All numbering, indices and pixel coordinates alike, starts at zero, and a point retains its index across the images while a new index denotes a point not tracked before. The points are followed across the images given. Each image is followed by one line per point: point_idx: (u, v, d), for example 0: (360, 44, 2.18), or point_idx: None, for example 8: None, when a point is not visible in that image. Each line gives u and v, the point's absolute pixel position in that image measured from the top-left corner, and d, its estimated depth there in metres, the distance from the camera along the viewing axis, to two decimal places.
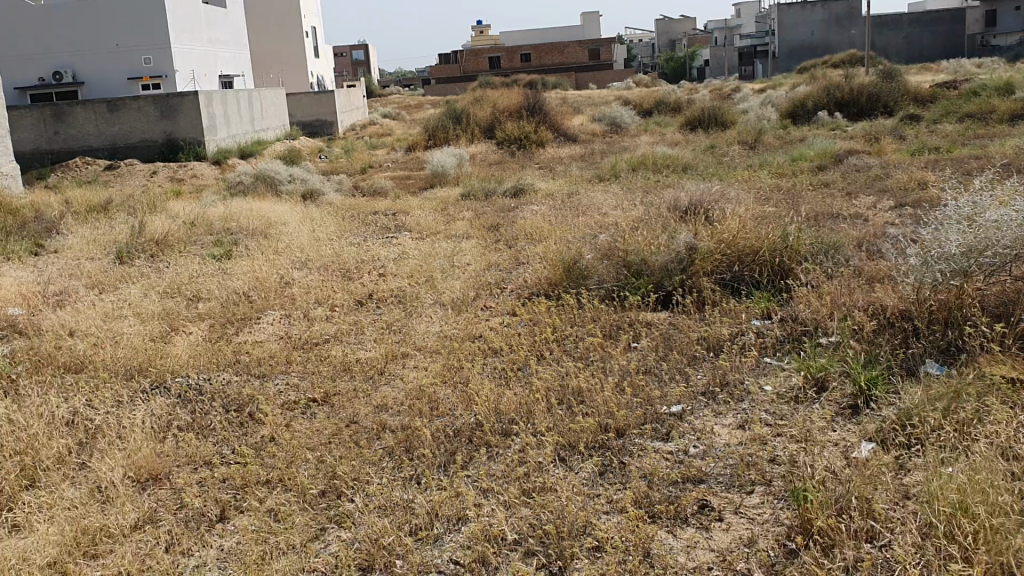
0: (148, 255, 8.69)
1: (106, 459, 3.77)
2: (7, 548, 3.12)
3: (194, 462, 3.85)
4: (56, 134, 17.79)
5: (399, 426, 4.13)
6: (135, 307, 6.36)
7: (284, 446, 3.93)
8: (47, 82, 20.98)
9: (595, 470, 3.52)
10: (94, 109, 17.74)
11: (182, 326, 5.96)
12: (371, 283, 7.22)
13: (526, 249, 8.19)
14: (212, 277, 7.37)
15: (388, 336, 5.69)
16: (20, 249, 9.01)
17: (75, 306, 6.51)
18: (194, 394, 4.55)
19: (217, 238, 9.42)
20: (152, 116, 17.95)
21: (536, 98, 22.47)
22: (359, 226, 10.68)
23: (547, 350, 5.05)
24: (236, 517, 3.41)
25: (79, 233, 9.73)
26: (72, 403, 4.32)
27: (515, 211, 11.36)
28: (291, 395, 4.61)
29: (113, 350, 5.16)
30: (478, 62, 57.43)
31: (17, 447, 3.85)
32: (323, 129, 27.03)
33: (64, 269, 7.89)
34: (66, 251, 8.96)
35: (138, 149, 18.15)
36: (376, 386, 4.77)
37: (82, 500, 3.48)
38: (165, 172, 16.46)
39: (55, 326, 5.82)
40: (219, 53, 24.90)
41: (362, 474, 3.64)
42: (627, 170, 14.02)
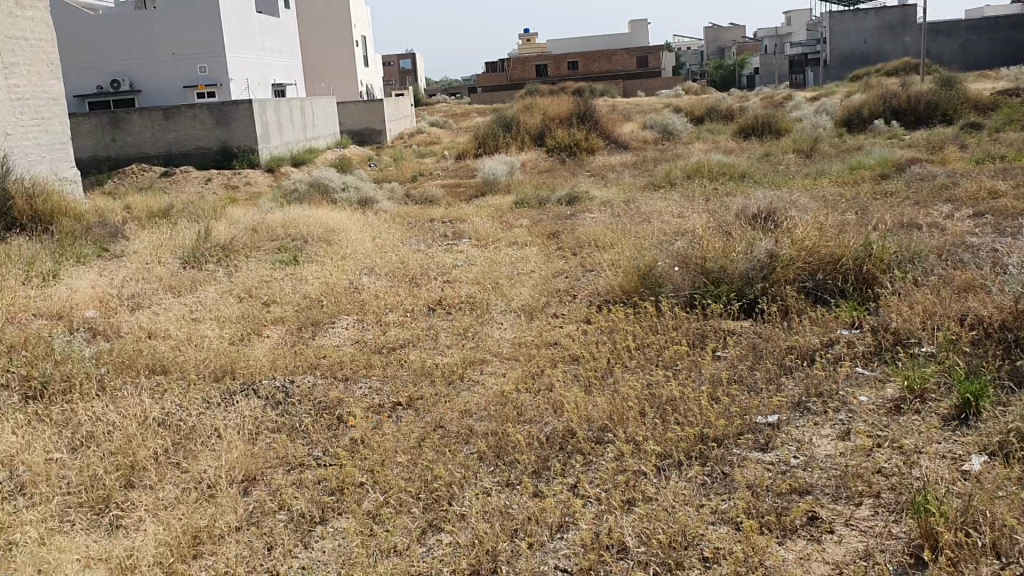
0: (216, 260, 8.76)
1: (203, 459, 3.77)
2: (114, 546, 3.10)
3: (287, 463, 3.84)
4: (114, 141, 18.22)
5: (488, 431, 4.08)
6: (212, 310, 6.40)
7: (376, 449, 3.90)
8: (105, 89, 21.42)
9: (698, 481, 3.45)
10: (151, 117, 18.05)
11: (259, 330, 5.99)
12: (439, 289, 7.19)
13: (594, 256, 8.13)
14: (282, 282, 7.38)
15: (464, 342, 5.65)
16: (89, 253, 9.10)
17: (150, 309, 6.55)
18: (283, 397, 4.56)
19: (281, 244, 9.47)
20: (208, 123, 18.12)
21: (588, 106, 22.42)
22: (419, 234, 10.67)
23: (630, 358, 4.97)
24: (337, 519, 3.39)
25: (145, 238, 9.83)
26: (165, 404, 4.34)
27: (573, 219, 11.29)
28: (376, 398, 4.60)
29: (195, 354, 5.16)
30: (526, 70, 57.49)
31: (114, 446, 3.86)
32: (374, 137, 27.21)
33: (135, 273, 7.96)
34: (134, 255, 9.05)
35: (194, 156, 18.34)
36: (459, 391, 4.72)
37: (183, 500, 3.47)
38: (220, 179, 16.67)
39: (135, 328, 5.86)
40: (272, 61, 25.18)
41: (459, 479, 3.61)
42: (683, 177, 13.93)
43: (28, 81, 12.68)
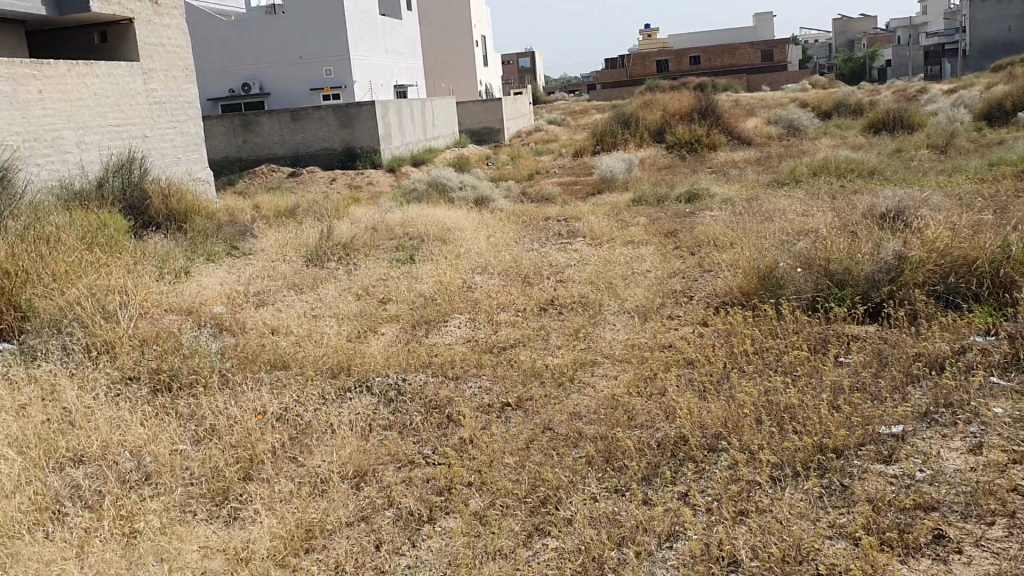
0: (337, 258, 8.97)
1: (317, 454, 3.85)
2: (231, 537, 3.20)
3: (398, 461, 3.88)
4: (245, 143, 18.96)
5: (597, 435, 4.03)
6: (332, 308, 6.55)
7: (485, 449, 3.91)
8: (237, 93, 22.35)
9: (815, 493, 3.31)
10: (279, 119, 18.69)
11: (375, 328, 6.10)
12: (552, 289, 7.17)
13: (712, 256, 7.95)
14: (398, 281, 7.50)
15: (576, 343, 5.61)
16: (218, 250, 9.46)
17: (273, 306, 6.75)
18: (395, 395, 4.63)
19: (399, 243, 9.64)
20: (333, 124, 18.61)
21: (709, 102, 21.99)
22: (535, 233, 10.68)
23: (748, 363, 4.83)
24: (445, 518, 3.40)
25: (271, 237, 10.17)
26: (283, 399, 4.46)
27: (691, 217, 11.08)
28: (486, 398, 4.61)
29: (313, 350, 5.29)
30: (646, 66, 56.87)
31: (235, 439, 3.99)
32: (492, 136, 27.43)
33: (261, 270, 8.24)
34: (261, 253, 9.36)
35: (319, 157, 18.88)
36: (570, 393, 4.68)
37: (298, 494, 3.55)
38: (344, 179, 17.12)
39: (258, 324, 6.04)
40: (394, 63, 25.71)
41: (567, 483, 3.58)
42: (808, 174, 13.49)
43: (166, 86, 13.32)
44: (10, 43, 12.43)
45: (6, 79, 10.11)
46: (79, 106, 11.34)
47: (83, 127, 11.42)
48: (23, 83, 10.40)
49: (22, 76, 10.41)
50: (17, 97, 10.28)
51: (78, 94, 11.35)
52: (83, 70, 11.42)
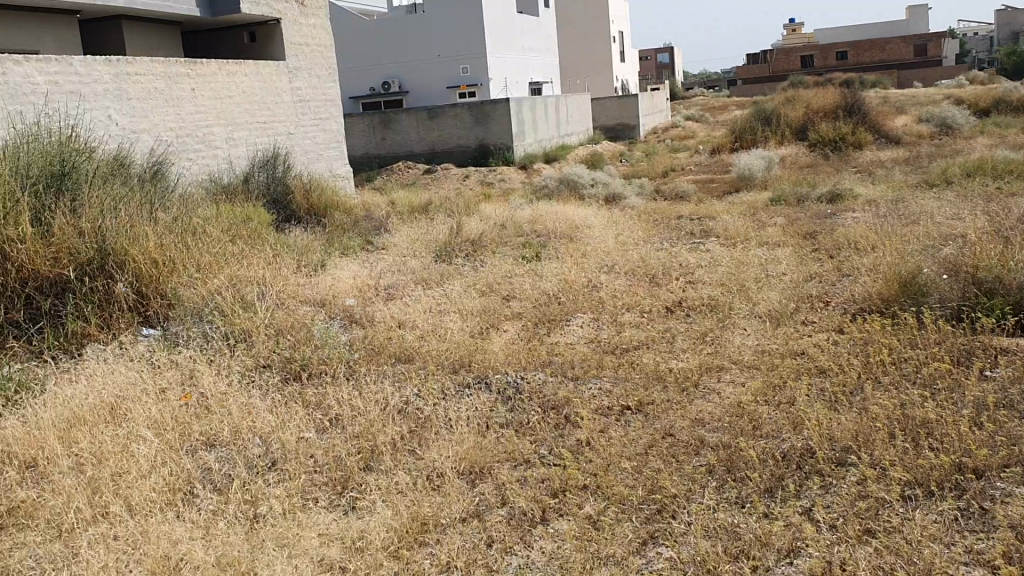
0: (466, 254, 9.05)
1: (435, 449, 3.89)
2: (348, 526, 3.26)
3: (514, 459, 3.88)
4: (383, 140, 19.45)
5: (719, 444, 3.91)
6: (458, 304, 6.62)
7: (602, 452, 3.86)
8: (377, 91, 22.96)
9: (951, 515, 3.11)
10: (416, 116, 19.09)
11: (499, 325, 6.13)
12: (680, 290, 7.03)
13: (851, 260, 7.62)
14: (525, 278, 7.51)
15: (702, 347, 5.47)
16: (353, 244, 9.69)
17: (402, 299, 6.86)
18: (513, 393, 4.63)
19: (527, 240, 9.66)
20: (468, 122, 18.85)
21: (855, 98, 21.13)
22: (665, 232, 10.51)
23: (884, 375, 4.59)
24: (558, 520, 3.37)
25: (404, 232, 10.37)
26: (403, 393, 4.53)
27: (832, 218, 10.66)
28: (606, 400, 4.55)
29: (437, 344, 5.35)
30: (789, 62, 55.16)
31: (357, 430, 4.08)
32: (627, 133, 27.20)
33: (392, 265, 8.41)
34: (393, 248, 9.57)
35: (454, 153, 19.17)
36: (693, 398, 4.56)
37: (414, 487, 3.59)
38: (477, 176, 17.32)
39: (386, 317, 6.12)
40: (530, 60, 25.84)
41: (684, 492, 3.49)
42: (961, 175, 12.76)
43: (310, 85, 13.79)
44: (167, 44, 13.13)
45: (163, 78, 10.70)
46: (229, 104, 11.88)
47: (233, 124, 11.96)
48: (178, 81, 10.98)
49: (178, 75, 10.99)
50: (172, 95, 10.87)
51: (228, 92, 11.89)
52: (234, 69, 11.96)
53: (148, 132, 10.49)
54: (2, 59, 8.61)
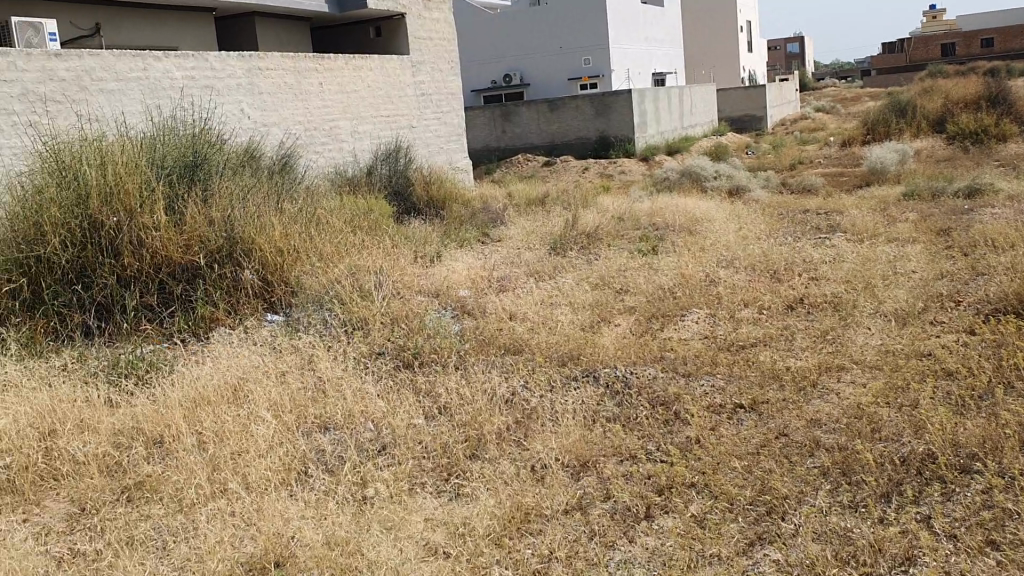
0: (581, 246, 9.02)
1: (541, 440, 3.89)
2: (452, 513, 3.30)
3: (620, 454, 3.84)
4: (504, 132, 19.60)
5: (835, 446, 3.78)
6: (570, 296, 6.61)
7: (711, 450, 3.79)
8: (499, 84, 23.16)
9: None
10: (537, 109, 19.14)
11: (611, 318, 6.09)
12: (801, 287, 6.82)
13: (988, 258, 7.23)
14: (640, 272, 7.43)
15: (822, 346, 5.29)
16: (470, 235, 9.76)
17: (516, 291, 6.89)
18: (623, 387, 4.60)
19: (645, 233, 9.56)
20: (588, 114, 18.79)
21: (999, 88, 20.02)
22: (788, 226, 10.20)
23: (1018, 380, 4.34)
24: (662, 517, 3.33)
25: (520, 224, 10.42)
26: (512, 384, 4.56)
27: (969, 214, 10.13)
28: (717, 397, 4.46)
29: (547, 336, 5.34)
30: (928, 50, 52.69)
31: (464, 419, 4.13)
32: (752, 125, 26.56)
33: (508, 257, 8.47)
34: (509, 241, 9.61)
35: (574, 146, 19.13)
36: (809, 398, 4.42)
37: (519, 477, 3.60)
38: (597, 168, 17.24)
39: (497, 310, 6.07)
40: (654, 52, 25.53)
41: (795, 494, 3.39)
42: None
43: (433, 79, 14.02)
44: (297, 40, 13.58)
45: (292, 73, 11.08)
46: (355, 98, 12.20)
47: (358, 118, 12.28)
48: (307, 76, 11.35)
49: (307, 70, 11.36)
50: (301, 89, 11.24)
51: (354, 86, 12.21)
52: (360, 64, 12.27)
53: (277, 125, 10.90)
54: (144, 55, 9.14)
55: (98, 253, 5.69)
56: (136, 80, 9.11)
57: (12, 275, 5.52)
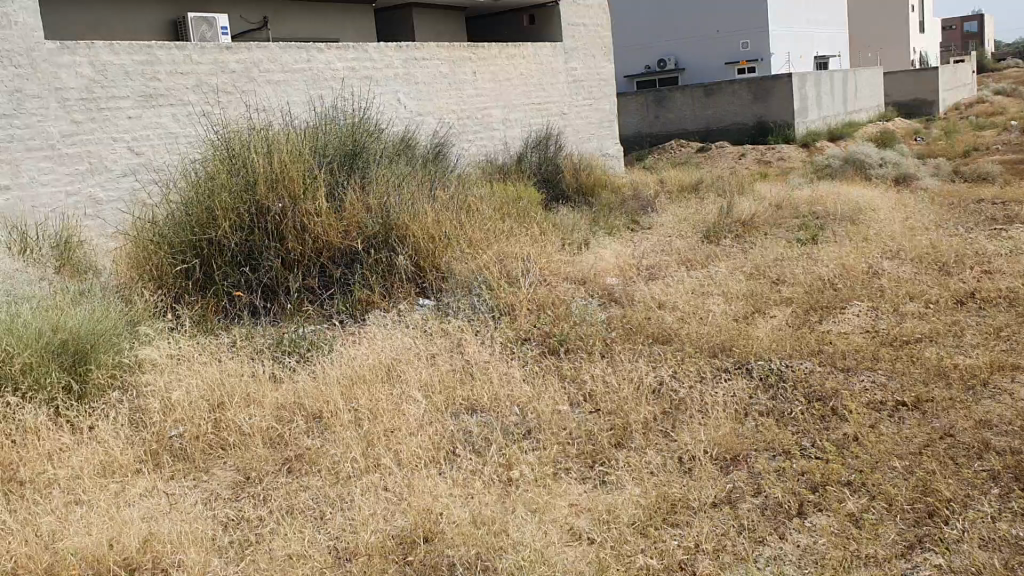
0: (735, 235, 8.78)
1: (689, 432, 3.83)
2: (597, 500, 3.30)
3: (771, 449, 3.73)
4: (656, 118, 19.34)
5: (1008, 449, 3.54)
6: (723, 286, 6.45)
7: (869, 448, 3.63)
8: (652, 69, 22.88)
9: None
10: (692, 94, 18.78)
11: (765, 309, 5.91)
12: (974, 281, 6.40)
13: None
14: (797, 262, 7.18)
15: (995, 344, 4.96)
16: (620, 222, 9.69)
17: (665, 279, 6.77)
18: (776, 380, 4.47)
19: (803, 222, 9.21)
20: (746, 99, 18.28)
21: None
22: (961, 216, 9.60)
23: None
24: (815, 515, 3.21)
25: (672, 212, 10.25)
26: (661, 373, 4.50)
27: None
28: (878, 394, 4.26)
29: (698, 326, 5.23)
30: None
31: (611, 407, 4.10)
32: (922, 110, 25.15)
33: (658, 244, 8.35)
34: (660, 228, 9.47)
35: (729, 132, 18.66)
36: (980, 399, 4.16)
37: (666, 468, 3.55)
38: (753, 154, 16.74)
39: (647, 297, 5.98)
40: (816, 34, 24.57)
41: (962, 498, 3.20)
42: None
43: (585, 65, 13.98)
44: (453, 28, 13.83)
45: (447, 63, 11.31)
46: (507, 87, 12.32)
47: (510, 107, 12.40)
48: (462, 66, 11.56)
49: (461, 60, 11.55)
50: (456, 78, 11.46)
51: (507, 74, 12.33)
52: (512, 52, 12.38)
53: (432, 115, 11.18)
54: (308, 47, 9.71)
55: (264, 237, 5.98)
56: (301, 72, 9.70)
57: (187, 256, 5.91)
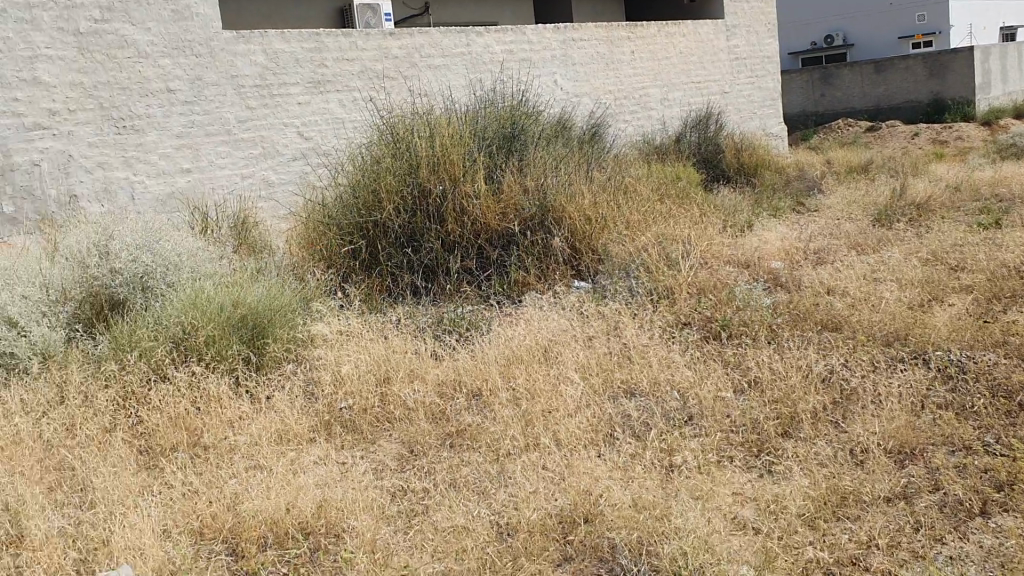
0: (910, 218, 8.29)
1: (861, 423, 3.66)
2: (762, 489, 3.20)
3: (952, 444, 3.52)
4: (822, 97, 18.70)
5: None
6: (896, 273, 6.11)
7: None
8: (819, 46, 21.90)
9: None
10: (861, 71, 17.94)
11: (944, 297, 5.55)
12: None
13: None
14: (980, 248, 6.70)
15: None
16: (783, 204, 9.35)
17: (833, 264, 6.47)
18: (956, 371, 4.21)
19: (986, 205, 8.60)
20: (921, 75, 17.28)
21: None
22: None
23: None
24: (1000, 515, 3.02)
25: (839, 194, 9.81)
26: (829, 361, 4.32)
27: None
28: None
29: (871, 313, 4.97)
30: None
31: (776, 395, 3.97)
32: None
33: (826, 228, 8.00)
34: (827, 211, 9.09)
35: (901, 110, 17.69)
36: None
37: (836, 460, 3.42)
38: (929, 134, 15.78)
39: (814, 283, 5.74)
40: (1003, 5, 22.94)
41: None
42: None
43: (746, 42, 13.59)
44: (611, 9, 13.74)
45: (605, 42, 11.54)
46: (665, 66, 12.28)
47: (668, 86, 12.36)
48: (619, 45, 11.69)
49: (619, 39, 11.72)
50: (613, 58, 11.66)
51: (665, 54, 12.29)
52: (672, 30, 12.30)
53: (588, 95, 11.47)
54: (468, 32, 10.46)
55: (426, 219, 6.12)
56: (459, 55, 10.43)
57: (352, 238, 6.16)
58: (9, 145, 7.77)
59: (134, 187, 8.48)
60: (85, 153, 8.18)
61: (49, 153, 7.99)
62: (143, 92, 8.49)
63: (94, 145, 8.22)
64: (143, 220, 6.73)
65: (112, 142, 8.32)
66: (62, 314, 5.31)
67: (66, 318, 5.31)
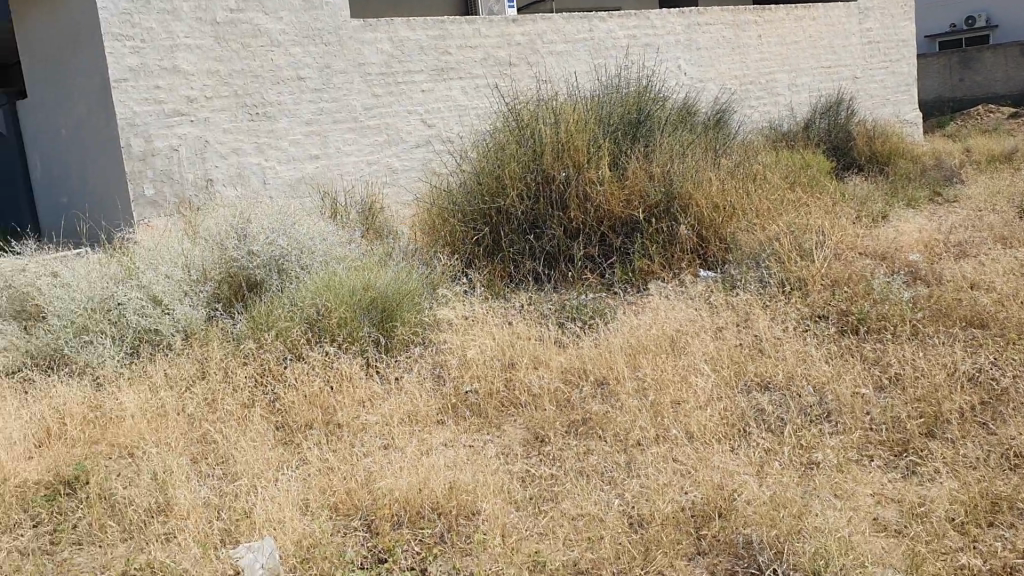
0: None
1: (1014, 426, 3.46)
2: (907, 491, 3.07)
3: None
4: (961, 81, 17.82)
5: None
6: None
7: None
8: (959, 28, 20.93)
9: None
10: (1004, 54, 17.01)
11: None
12: None
13: None
14: None
15: None
16: (919, 193, 8.94)
17: (977, 258, 6.13)
18: None
19: None
20: None
21: None
22: None
23: None
24: None
25: (981, 184, 9.30)
26: (976, 359, 4.10)
27: None
28: None
29: (1021, 310, 4.68)
30: None
31: (919, 393, 3.79)
32: None
33: (967, 220, 7.60)
34: (968, 201, 8.64)
35: None
36: None
37: (987, 463, 3.24)
38: None
39: (956, 277, 5.46)
40: None
41: None
42: None
43: (881, 25, 13.28)
44: None
45: (731, 27, 11.67)
46: (794, 50, 12.31)
47: (797, 71, 12.39)
48: (746, 29, 11.82)
49: (746, 23, 11.82)
50: (740, 42, 11.77)
51: (795, 37, 12.31)
52: (801, 13, 12.30)
53: (713, 81, 11.57)
54: (591, 17, 10.72)
55: (549, 205, 6.10)
56: (582, 41, 10.73)
57: (476, 223, 6.23)
58: (150, 131, 8.27)
59: (265, 172, 8.96)
60: (220, 139, 8.68)
61: (187, 139, 8.48)
62: (276, 80, 8.98)
63: (228, 131, 8.72)
64: (279, 205, 6.99)
65: (246, 128, 8.83)
66: (203, 293, 5.58)
67: (207, 297, 5.58)
